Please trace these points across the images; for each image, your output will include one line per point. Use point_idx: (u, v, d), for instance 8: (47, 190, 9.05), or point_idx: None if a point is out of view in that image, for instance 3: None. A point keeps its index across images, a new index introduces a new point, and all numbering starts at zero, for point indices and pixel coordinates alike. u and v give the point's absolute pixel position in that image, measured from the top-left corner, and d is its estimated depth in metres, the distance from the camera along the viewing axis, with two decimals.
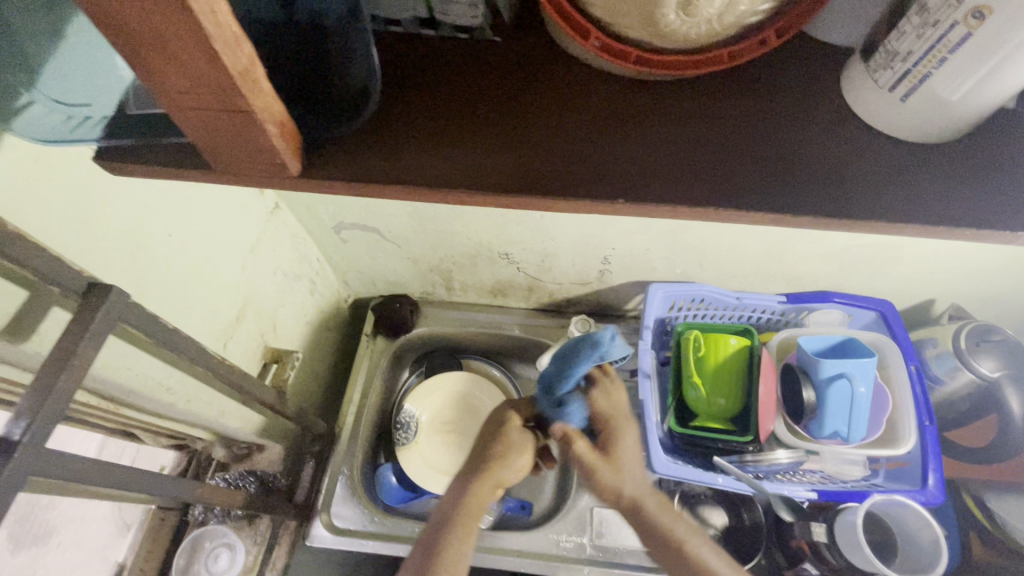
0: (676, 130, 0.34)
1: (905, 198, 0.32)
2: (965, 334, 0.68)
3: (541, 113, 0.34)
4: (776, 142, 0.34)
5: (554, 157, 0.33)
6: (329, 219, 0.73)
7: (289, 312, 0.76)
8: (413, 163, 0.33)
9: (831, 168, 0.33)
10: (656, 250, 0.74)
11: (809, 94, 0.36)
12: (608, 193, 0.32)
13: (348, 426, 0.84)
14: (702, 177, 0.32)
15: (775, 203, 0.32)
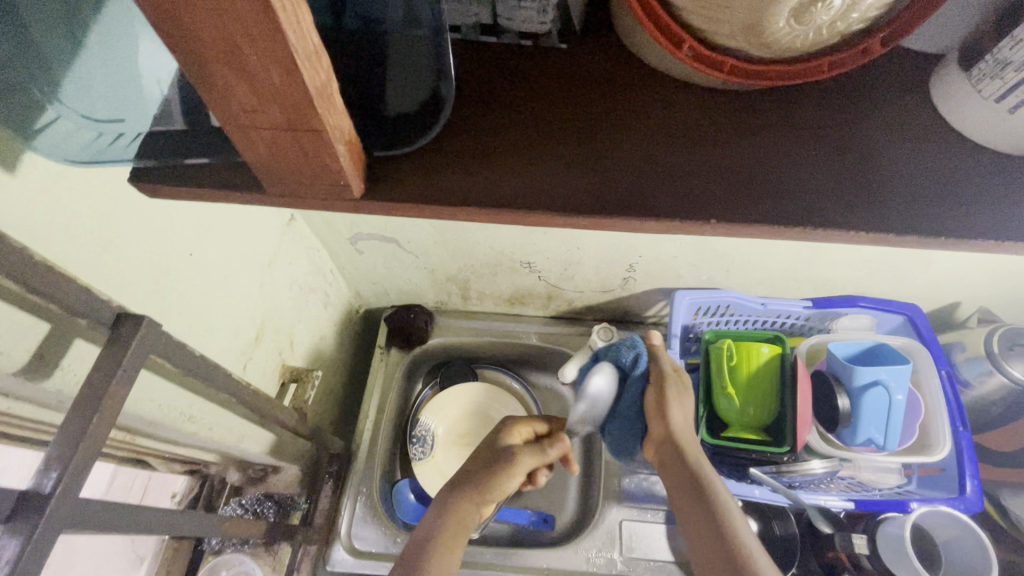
0: (761, 142, 0.31)
1: (1004, 213, 0.31)
2: (998, 338, 0.67)
3: (617, 125, 0.31)
4: (863, 154, 0.32)
5: (635, 171, 0.30)
6: (347, 230, 0.70)
7: (305, 327, 0.73)
8: (481, 181, 0.30)
9: (924, 181, 0.31)
10: (684, 257, 0.73)
11: (889, 103, 0.34)
12: (696, 211, 0.29)
13: (365, 443, 0.82)
14: (795, 193, 0.30)
15: (875, 220, 0.29)
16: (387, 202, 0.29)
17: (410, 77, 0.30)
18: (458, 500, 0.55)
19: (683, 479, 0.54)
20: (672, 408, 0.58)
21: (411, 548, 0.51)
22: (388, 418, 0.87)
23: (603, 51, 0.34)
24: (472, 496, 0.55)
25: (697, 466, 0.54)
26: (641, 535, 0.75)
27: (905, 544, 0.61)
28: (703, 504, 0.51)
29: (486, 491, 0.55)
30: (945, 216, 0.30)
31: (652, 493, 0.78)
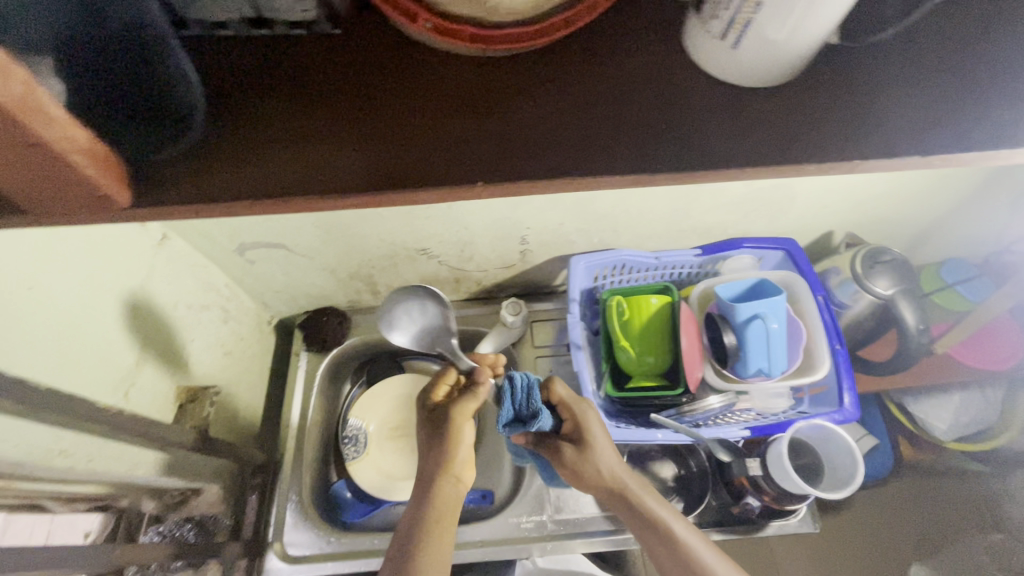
0: (533, 103, 0.34)
1: (757, 144, 0.33)
2: (860, 258, 0.73)
3: (395, 107, 0.34)
4: (623, 102, 0.34)
5: (406, 148, 0.33)
6: (229, 241, 0.70)
7: (203, 346, 0.72)
8: (267, 171, 0.33)
9: (680, 122, 0.34)
10: (570, 223, 0.75)
11: (658, 53, 0.36)
12: (465, 176, 0.32)
13: (291, 450, 0.82)
14: (555, 147, 0.33)
15: (626, 164, 0.32)
16: (188, 204, 0.33)
17: (180, 86, 0.32)
18: (432, 501, 0.59)
19: (624, 510, 0.60)
20: (600, 450, 0.60)
21: (398, 546, 0.57)
22: (315, 422, 0.87)
23: (378, 38, 0.36)
24: (440, 483, 0.60)
25: (636, 503, 0.59)
26: (568, 494, 0.79)
27: (783, 459, 0.66)
28: (646, 525, 0.58)
29: (445, 467, 0.61)
30: (699, 155, 0.33)
31: None
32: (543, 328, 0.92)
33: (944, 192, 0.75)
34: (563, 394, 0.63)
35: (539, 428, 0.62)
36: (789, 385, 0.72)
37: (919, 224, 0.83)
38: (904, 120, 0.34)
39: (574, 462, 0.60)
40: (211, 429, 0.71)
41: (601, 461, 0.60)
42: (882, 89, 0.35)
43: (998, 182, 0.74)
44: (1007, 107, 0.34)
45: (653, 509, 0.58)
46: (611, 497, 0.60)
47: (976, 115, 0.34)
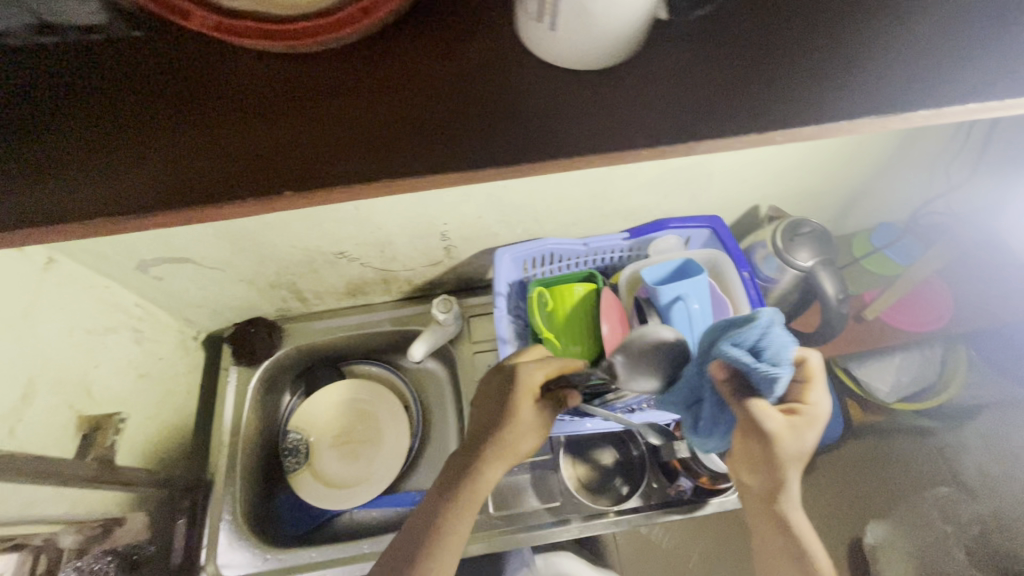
0: (337, 104, 0.34)
1: (588, 131, 0.34)
2: (780, 232, 0.72)
3: (196, 118, 0.34)
4: (431, 94, 0.34)
5: (206, 159, 0.33)
6: (128, 258, 0.66)
7: (109, 370, 0.68)
8: (60, 189, 0.32)
9: (492, 114, 0.34)
10: (489, 216, 0.73)
11: (482, 44, 0.35)
12: (264, 187, 0.32)
13: (222, 468, 0.80)
14: (360, 150, 0.33)
15: (432, 164, 0.32)
16: None
17: None
18: (456, 495, 0.56)
19: (760, 518, 0.54)
20: (803, 452, 0.50)
21: (410, 541, 0.55)
22: (249, 438, 0.84)
23: (179, 50, 0.36)
24: (474, 479, 0.56)
25: (783, 516, 0.52)
26: (511, 488, 0.77)
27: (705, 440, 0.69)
28: (780, 534, 0.53)
29: (485, 460, 0.57)
30: (505, 151, 0.33)
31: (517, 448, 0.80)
32: (481, 323, 0.90)
33: (863, 161, 0.76)
34: (814, 363, 0.53)
35: (770, 380, 0.46)
36: None
37: (842, 193, 0.83)
38: (743, 101, 0.33)
39: (772, 448, 0.48)
40: (120, 459, 0.68)
41: (788, 460, 0.49)
42: (730, 71, 0.35)
43: (915, 146, 0.75)
44: (842, 86, 0.34)
45: (802, 529, 0.53)
46: (762, 503, 0.53)
47: (815, 87, 0.34)
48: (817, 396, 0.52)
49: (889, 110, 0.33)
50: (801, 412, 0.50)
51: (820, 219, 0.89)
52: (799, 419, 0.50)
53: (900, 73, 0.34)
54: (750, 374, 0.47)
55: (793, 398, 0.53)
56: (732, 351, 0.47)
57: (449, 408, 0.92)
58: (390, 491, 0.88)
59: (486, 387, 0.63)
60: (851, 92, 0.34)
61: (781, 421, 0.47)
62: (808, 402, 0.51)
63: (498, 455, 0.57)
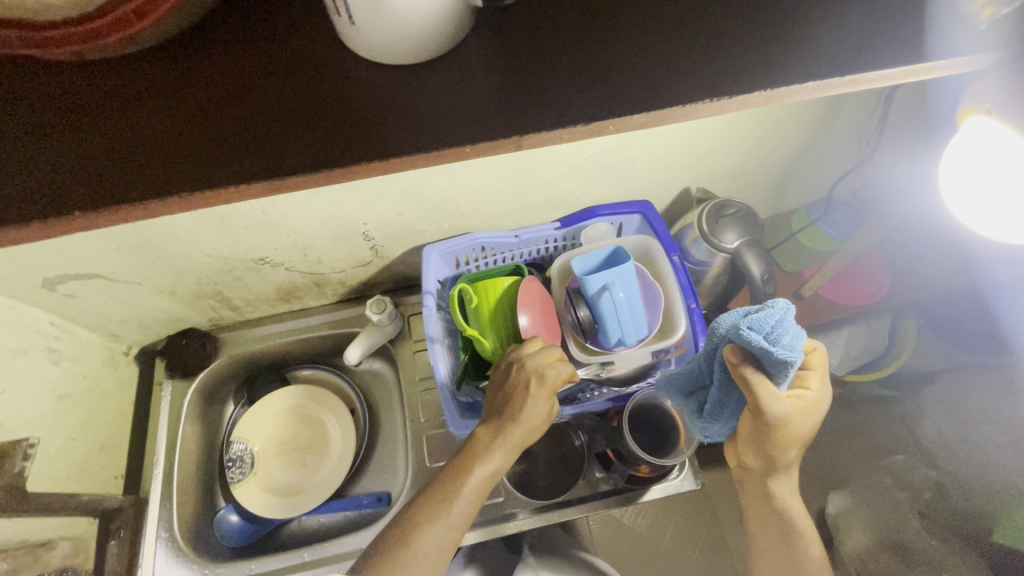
0: (158, 110, 0.35)
1: (411, 128, 0.34)
2: (706, 214, 0.72)
3: (14, 134, 0.34)
4: (240, 99, 0.35)
5: (25, 176, 0.33)
6: (30, 277, 0.64)
7: (18, 393, 0.66)
8: None
9: (298, 116, 0.34)
10: (410, 213, 0.72)
11: (308, 50, 0.36)
12: (86, 200, 0.32)
13: (159, 486, 0.78)
14: (178, 157, 0.33)
15: (237, 170, 0.33)
16: None
17: None
18: (447, 487, 0.56)
19: (754, 489, 0.60)
20: (802, 438, 0.52)
21: (397, 524, 0.55)
22: (188, 452, 0.82)
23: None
24: (466, 472, 0.57)
25: (772, 490, 0.58)
26: None
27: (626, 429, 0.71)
28: (768, 504, 0.59)
29: (479, 455, 0.58)
30: (311, 154, 0.33)
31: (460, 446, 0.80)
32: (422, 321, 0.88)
33: (784, 135, 0.73)
34: (821, 358, 0.54)
35: (786, 364, 0.45)
36: (651, 350, 0.71)
37: (772, 170, 0.82)
38: (573, 98, 0.34)
39: (775, 429, 0.49)
40: (30, 484, 0.66)
41: (791, 443, 0.52)
42: (568, 62, 0.35)
43: (834, 115, 0.71)
44: (675, 74, 0.34)
45: (785, 495, 0.58)
46: (760, 479, 0.58)
47: (651, 74, 0.34)
48: (817, 382, 0.53)
49: (730, 91, 0.33)
50: (803, 397, 0.52)
51: (757, 197, 0.89)
52: (812, 403, 0.51)
53: (733, 61, 0.34)
54: (764, 358, 0.46)
55: (795, 382, 0.54)
56: (748, 335, 0.45)
57: (396, 409, 0.91)
58: (338, 496, 0.87)
59: (497, 383, 0.63)
60: (697, 78, 0.34)
61: (788, 406, 0.48)
62: (811, 389, 0.53)
63: (500, 439, 0.58)
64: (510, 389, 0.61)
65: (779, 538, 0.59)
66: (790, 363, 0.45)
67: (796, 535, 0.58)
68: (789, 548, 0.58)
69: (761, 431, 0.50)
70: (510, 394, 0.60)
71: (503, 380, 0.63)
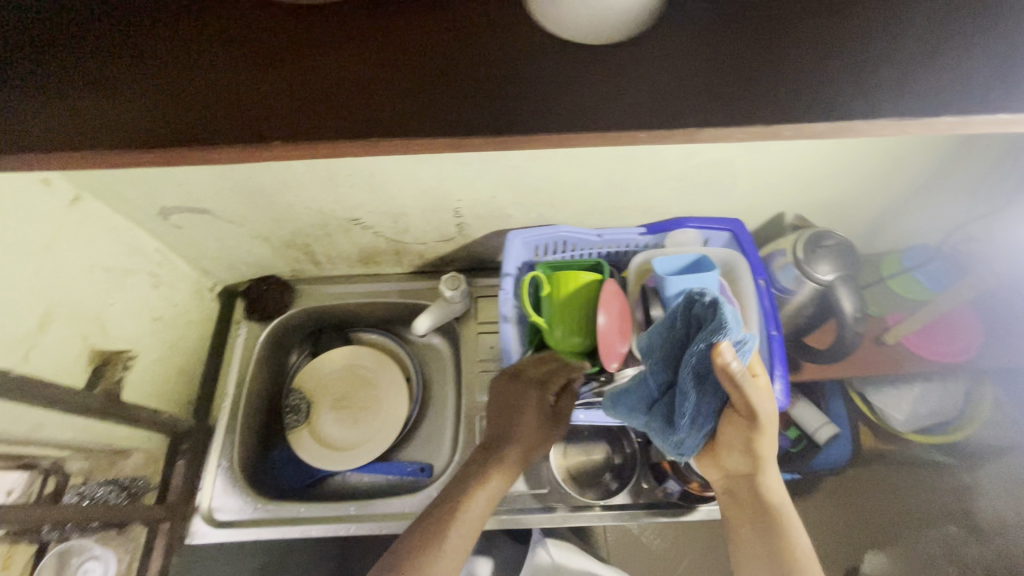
0: (344, 58, 0.36)
1: (579, 108, 0.35)
2: (802, 242, 0.70)
3: (211, 61, 0.36)
4: (425, 61, 0.36)
5: (208, 103, 0.34)
6: (148, 204, 0.69)
7: (124, 309, 0.71)
8: (72, 117, 0.33)
9: (473, 81, 0.35)
10: (503, 196, 0.73)
11: (492, 25, 0.37)
12: (264, 133, 0.33)
13: (223, 419, 0.82)
14: (357, 105, 0.34)
15: (414, 126, 0.34)
16: None
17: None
18: (450, 505, 0.59)
19: (740, 490, 0.57)
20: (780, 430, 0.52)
21: (400, 543, 0.56)
22: (254, 391, 0.86)
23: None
24: (471, 493, 0.60)
25: (759, 486, 0.55)
26: None
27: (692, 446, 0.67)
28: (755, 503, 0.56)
29: (478, 476, 0.61)
30: (488, 119, 0.34)
31: None
32: (488, 304, 0.90)
33: (896, 173, 0.70)
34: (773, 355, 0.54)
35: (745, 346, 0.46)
36: None
37: (871, 208, 0.79)
38: (738, 103, 0.34)
39: (765, 423, 0.48)
40: (125, 394, 0.71)
41: (772, 439, 0.51)
42: (730, 68, 0.35)
43: (955, 158, 0.68)
44: (844, 92, 0.34)
45: (771, 489, 0.56)
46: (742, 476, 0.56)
47: (820, 89, 0.34)
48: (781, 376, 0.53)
49: (907, 114, 0.32)
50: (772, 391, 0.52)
51: (848, 233, 0.86)
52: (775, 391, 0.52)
53: (909, 83, 0.34)
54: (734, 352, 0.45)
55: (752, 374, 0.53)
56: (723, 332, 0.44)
57: (449, 384, 0.94)
58: (382, 459, 0.89)
59: (494, 408, 0.69)
60: (872, 100, 0.33)
61: (771, 400, 0.47)
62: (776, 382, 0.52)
63: (500, 461, 0.63)
64: (506, 407, 0.68)
65: (764, 543, 0.55)
66: (749, 345, 0.46)
67: (780, 534, 0.55)
68: (776, 550, 0.54)
69: (744, 429, 0.50)
70: (507, 410, 0.68)
71: (500, 399, 0.69)
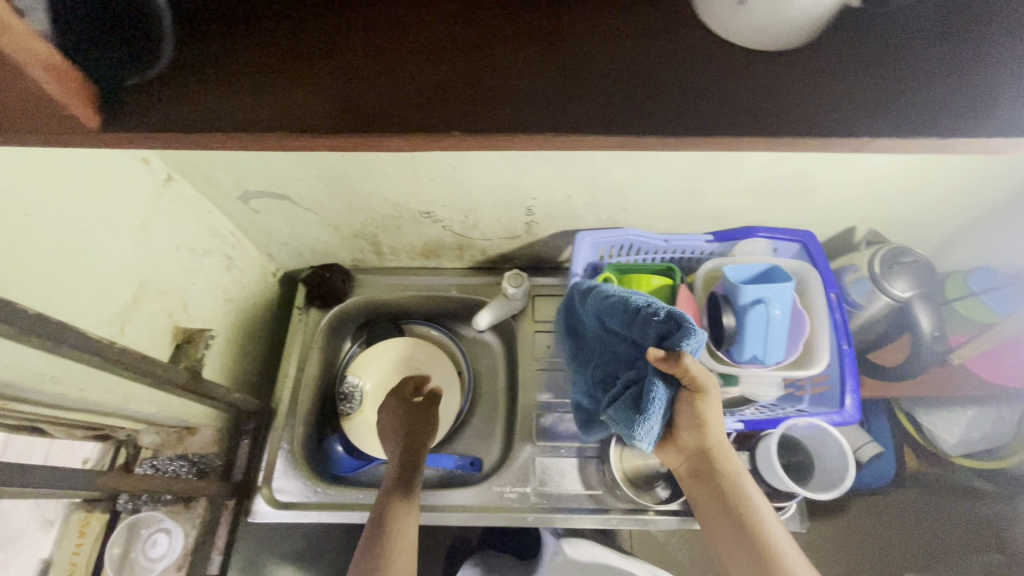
0: (535, 51, 0.34)
1: (763, 107, 0.32)
2: (880, 257, 0.69)
3: (400, 50, 0.35)
4: (620, 58, 0.34)
5: (402, 92, 0.33)
6: (232, 188, 0.70)
7: (204, 289, 0.73)
8: (267, 103, 0.33)
9: (667, 78, 0.33)
10: (578, 197, 0.73)
11: (663, 21, 0.36)
12: (459, 123, 0.33)
13: (284, 402, 0.83)
14: (559, 98, 0.33)
15: (608, 122, 0.32)
16: (136, 133, 0.33)
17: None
18: (386, 515, 0.62)
19: (707, 483, 0.56)
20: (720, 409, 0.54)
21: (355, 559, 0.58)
22: (313, 376, 0.88)
23: None
24: (392, 504, 0.63)
25: (724, 474, 0.55)
26: (554, 469, 0.79)
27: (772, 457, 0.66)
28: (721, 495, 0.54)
29: (399, 489, 0.65)
30: (680, 114, 0.32)
31: (567, 431, 0.82)
32: (546, 303, 0.90)
33: (978, 192, 0.69)
34: None
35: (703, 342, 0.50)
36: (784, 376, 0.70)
37: (944, 226, 0.78)
38: None
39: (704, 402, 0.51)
40: (205, 370, 0.73)
41: (713, 421, 0.53)
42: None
43: None
44: None
45: (738, 474, 0.55)
46: (706, 466, 0.55)
47: None
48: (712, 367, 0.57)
49: None
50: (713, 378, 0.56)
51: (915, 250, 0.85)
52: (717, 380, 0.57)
53: None
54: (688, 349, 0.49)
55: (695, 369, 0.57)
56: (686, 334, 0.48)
57: (501, 380, 0.94)
58: (436, 450, 0.90)
59: (387, 425, 0.76)
60: None
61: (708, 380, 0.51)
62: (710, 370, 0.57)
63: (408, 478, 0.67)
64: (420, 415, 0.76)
65: (742, 538, 0.52)
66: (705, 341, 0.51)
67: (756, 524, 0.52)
68: (753, 543, 0.51)
69: (695, 415, 0.53)
70: (421, 419, 0.75)
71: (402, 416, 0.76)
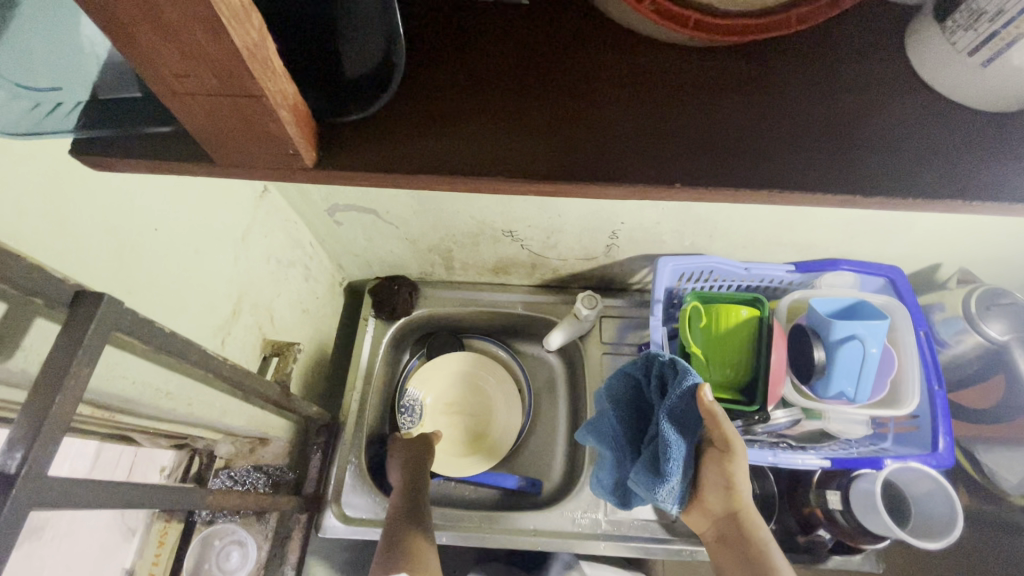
0: (728, 105, 0.36)
1: (922, 168, 0.35)
2: (976, 297, 0.69)
3: (598, 95, 0.36)
4: (811, 115, 0.36)
5: (603, 139, 0.35)
6: (322, 201, 0.70)
7: (286, 301, 0.72)
8: (474, 143, 0.35)
9: (841, 137, 0.35)
10: (666, 223, 0.72)
11: (837, 84, 0.37)
12: (665, 176, 0.34)
13: (352, 416, 0.83)
14: (748, 154, 0.34)
15: (801, 179, 0.34)
16: (358, 167, 0.35)
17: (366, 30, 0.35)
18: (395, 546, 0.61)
19: (735, 550, 0.54)
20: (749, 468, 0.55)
21: None
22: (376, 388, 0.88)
23: (575, 31, 0.39)
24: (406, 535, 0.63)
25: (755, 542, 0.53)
26: None
27: (873, 497, 0.66)
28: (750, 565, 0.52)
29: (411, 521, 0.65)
30: (861, 179, 0.34)
31: None
32: (613, 325, 0.89)
33: None
34: None
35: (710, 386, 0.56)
36: (871, 414, 0.68)
37: None
38: None
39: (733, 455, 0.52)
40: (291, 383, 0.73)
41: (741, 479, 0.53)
42: None
43: None
44: None
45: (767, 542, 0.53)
46: (735, 529, 0.54)
47: None
48: None
49: None
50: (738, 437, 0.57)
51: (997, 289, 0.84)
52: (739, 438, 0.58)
53: None
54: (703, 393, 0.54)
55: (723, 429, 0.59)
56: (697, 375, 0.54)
57: (562, 400, 0.93)
58: (497, 469, 0.90)
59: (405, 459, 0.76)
60: None
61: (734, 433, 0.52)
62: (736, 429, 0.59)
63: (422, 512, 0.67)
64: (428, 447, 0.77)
65: None
66: None
67: None
68: None
69: (726, 467, 0.53)
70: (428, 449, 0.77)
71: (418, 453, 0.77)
